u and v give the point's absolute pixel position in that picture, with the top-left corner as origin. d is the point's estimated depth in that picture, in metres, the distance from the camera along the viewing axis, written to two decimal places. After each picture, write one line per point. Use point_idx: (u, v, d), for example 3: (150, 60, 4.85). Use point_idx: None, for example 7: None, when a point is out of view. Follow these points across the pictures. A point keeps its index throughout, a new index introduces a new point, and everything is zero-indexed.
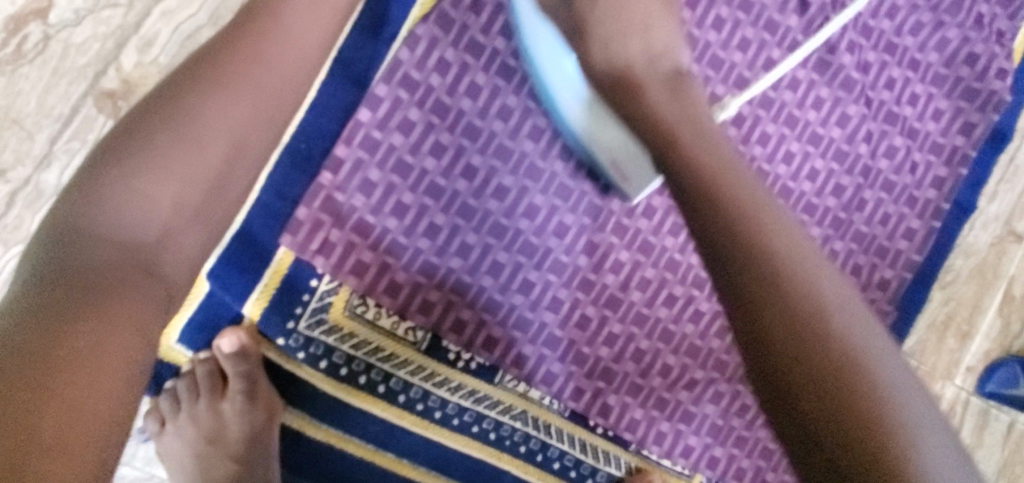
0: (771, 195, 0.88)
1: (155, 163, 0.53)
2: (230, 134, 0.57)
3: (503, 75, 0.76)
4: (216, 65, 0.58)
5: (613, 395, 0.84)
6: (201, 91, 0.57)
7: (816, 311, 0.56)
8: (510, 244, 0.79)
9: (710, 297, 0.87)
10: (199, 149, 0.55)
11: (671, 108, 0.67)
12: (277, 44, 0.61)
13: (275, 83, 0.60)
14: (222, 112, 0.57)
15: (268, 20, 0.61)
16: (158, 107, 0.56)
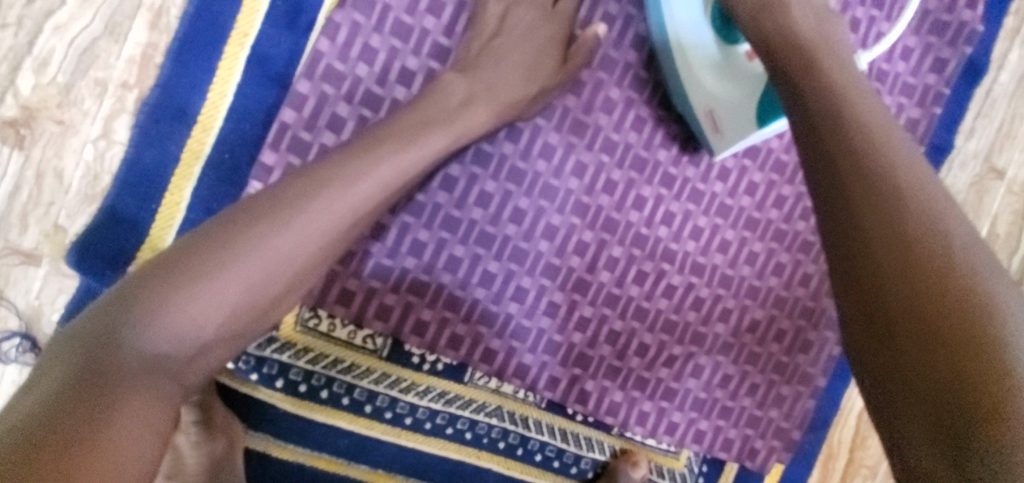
0: (732, 160, 0.83)
1: (253, 265, 0.52)
2: (314, 255, 0.56)
3: (438, 57, 0.71)
4: (355, 166, 0.58)
5: (591, 380, 0.81)
6: (336, 198, 0.56)
7: (932, 216, 0.45)
8: (466, 238, 0.75)
9: (682, 269, 0.83)
10: (285, 266, 0.54)
11: (502, 76, 0.69)
12: (409, 166, 0.61)
13: (390, 191, 0.61)
14: (323, 234, 0.56)
15: (412, 140, 0.62)
16: (289, 202, 0.54)
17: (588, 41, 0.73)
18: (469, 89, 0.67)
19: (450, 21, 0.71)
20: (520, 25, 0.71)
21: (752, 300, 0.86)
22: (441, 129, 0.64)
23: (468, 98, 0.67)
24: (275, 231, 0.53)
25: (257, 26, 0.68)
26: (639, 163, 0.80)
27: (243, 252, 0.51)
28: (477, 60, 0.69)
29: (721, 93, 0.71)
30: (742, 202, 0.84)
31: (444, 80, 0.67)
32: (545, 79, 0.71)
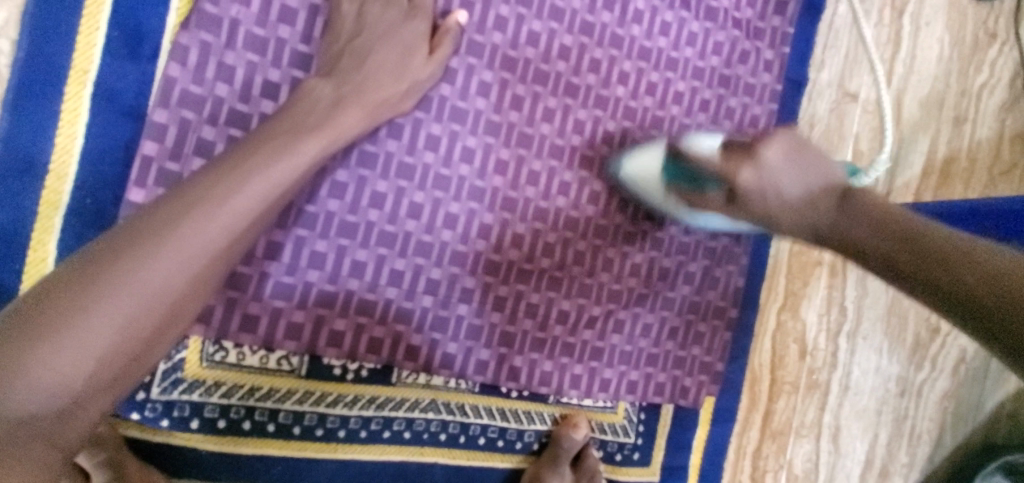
0: (614, 122, 0.87)
1: (120, 304, 0.50)
2: (191, 285, 0.55)
3: (300, 66, 0.70)
4: (220, 187, 0.56)
5: (518, 356, 0.83)
6: (202, 224, 0.54)
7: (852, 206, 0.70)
8: (366, 241, 0.75)
9: (586, 234, 0.86)
10: (160, 300, 0.52)
11: (378, 89, 0.69)
12: (279, 177, 0.59)
13: (260, 205, 0.58)
14: (195, 263, 0.54)
15: (280, 151, 0.60)
16: (150, 235, 0.52)
17: (452, 29, 0.74)
18: (336, 92, 0.66)
19: (306, 27, 0.70)
20: (382, 21, 0.70)
21: (658, 250, 0.91)
22: (311, 135, 0.63)
23: (334, 100, 0.66)
24: (138, 265, 0.51)
25: (97, 62, 0.65)
26: (525, 140, 0.82)
27: (103, 294, 0.49)
28: (340, 61, 0.68)
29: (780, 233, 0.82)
30: None
31: (309, 86, 0.66)
32: (415, 71, 0.71)
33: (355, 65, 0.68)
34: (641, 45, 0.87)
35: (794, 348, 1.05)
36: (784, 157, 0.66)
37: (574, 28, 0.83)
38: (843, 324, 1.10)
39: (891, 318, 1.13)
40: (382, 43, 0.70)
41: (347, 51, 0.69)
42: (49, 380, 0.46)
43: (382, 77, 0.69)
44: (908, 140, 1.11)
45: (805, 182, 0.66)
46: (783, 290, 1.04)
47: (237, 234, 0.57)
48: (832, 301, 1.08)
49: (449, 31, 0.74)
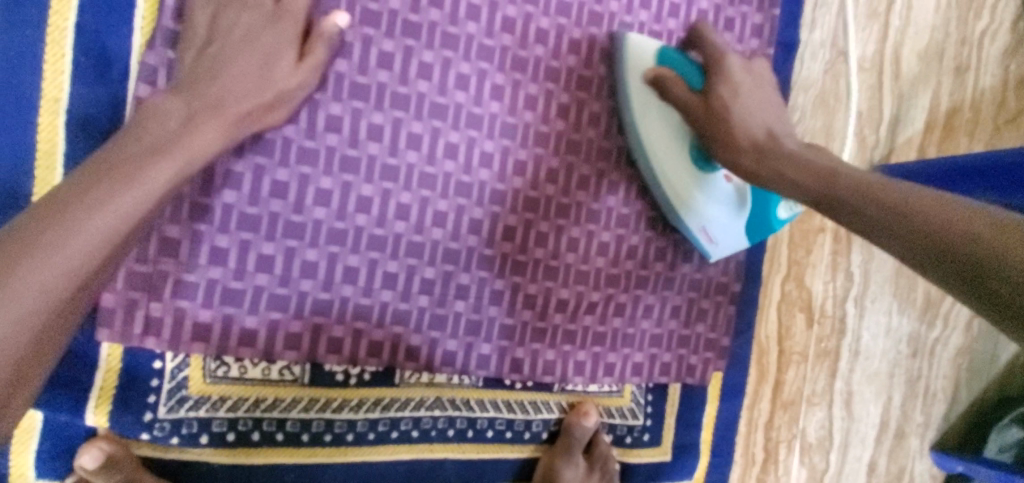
0: (599, 104, 0.85)
1: (7, 308, 0.47)
2: (59, 303, 0.51)
3: None
4: (90, 198, 0.53)
5: (520, 347, 0.83)
6: (69, 236, 0.51)
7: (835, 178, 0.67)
8: (356, 246, 0.75)
9: (579, 220, 0.86)
10: (30, 319, 0.49)
11: (255, 88, 0.64)
12: (163, 170, 0.57)
13: (150, 200, 0.56)
14: (59, 281, 0.50)
15: (154, 157, 0.57)
16: (26, 242, 0.50)
17: (332, 32, 0.68)
18: (188, 108, 0.61)
19: None
20: (237, 26, 0.64)
21: (654, 231, 0.90)
22: (201, 126, 0.60)
23: (185, 113, 0.60)
24: (1, 279, 0.48)
25: (67, 89, 0.64)
26: (509, 130, 0.81)
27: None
28: (221, 56, 0.63)
29: (705, 214, 0.85)
30: (619, 142, 0.87)
31: (155, 104, 0.60)
32: (283, 79, 0.65)
33: (212, 69, 0.62)
34: (622, 22, 0.85)
35: (801, 318, 1.04)
36: (746, 73, 0.81)
37: (551, 10, 0.81)
38: (851, 288, 1.08)
39: (900, 279, 1.11)
40: (228, 50, 0.63)
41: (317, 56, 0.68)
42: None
43: (253, 77, 0.64)
44: (908, 94, 1.07)
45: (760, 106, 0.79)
46: (786, 261, 1.02)
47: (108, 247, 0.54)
48: (838, 267, 1.06)
49: (324, 36, 0.67)
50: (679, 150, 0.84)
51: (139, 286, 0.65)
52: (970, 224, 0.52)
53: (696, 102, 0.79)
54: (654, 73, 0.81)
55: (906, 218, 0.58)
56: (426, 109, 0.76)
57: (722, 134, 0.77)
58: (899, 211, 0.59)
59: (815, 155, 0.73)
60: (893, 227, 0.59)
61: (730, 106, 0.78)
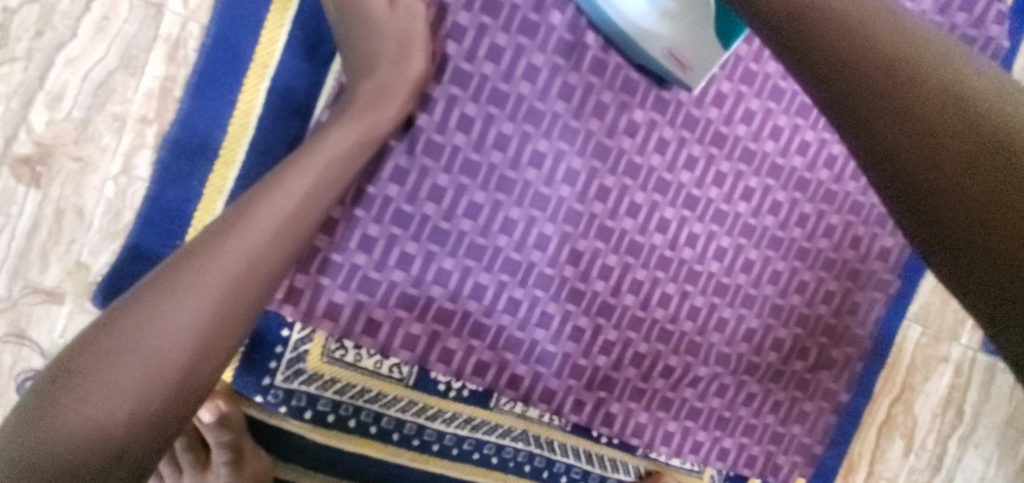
0: (756, 179, 0.82)
1: (203, 280, 0.53)
2: (243, 272, 0.55)
3: (458, 84, 0.71)
4: (259, 190, 0.58)
5: (616, 403, 0.81)
6: (245, 220, 0.56)
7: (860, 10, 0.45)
8: (490, 265, 0.74)
9: (705, 290, 0.83)
10: (220, 284, 0.53)
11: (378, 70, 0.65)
12: (335, 142, 0.61)
13: (322, 172, 0.60)
14: (240, 259, 0.55)
15: (314, 145, 0.61)
16: (221, 225, 0.56)
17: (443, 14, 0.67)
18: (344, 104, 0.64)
19: (471, 46, 0.71)
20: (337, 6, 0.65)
21: (776, 319, 0.86)
22: (369, 108, 0.64)
23: (346, 112, 0.63)
24: (188, 266, 0.53)
25: (277, 58, 0.67)
26: (663, 186, 0.79)
27: (164, 298, 0.51)
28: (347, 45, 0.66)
29: (669, 28, 0.67)
30: (766, 222, 0.84)
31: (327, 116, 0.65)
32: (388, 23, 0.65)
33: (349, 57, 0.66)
34: (802, 101, 0.82)
35: (899, 444, 0.97)
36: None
37: (734, 76, 0.79)
38: (958, 426, 1.01)
39: (1012, 430, 1.03)
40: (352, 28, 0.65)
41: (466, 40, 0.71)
42: (56, 430, 0.46)
43: (382, 63, 0.65)
44: None
45: None
46: (900, 382, 0.95)
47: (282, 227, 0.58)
48: (950, 401, 0.99)
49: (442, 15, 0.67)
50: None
51: None
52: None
53: None
54: None
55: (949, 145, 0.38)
56: (591, 149, 0.76)
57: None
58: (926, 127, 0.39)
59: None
60: (912, 127, 0.39)
61: None
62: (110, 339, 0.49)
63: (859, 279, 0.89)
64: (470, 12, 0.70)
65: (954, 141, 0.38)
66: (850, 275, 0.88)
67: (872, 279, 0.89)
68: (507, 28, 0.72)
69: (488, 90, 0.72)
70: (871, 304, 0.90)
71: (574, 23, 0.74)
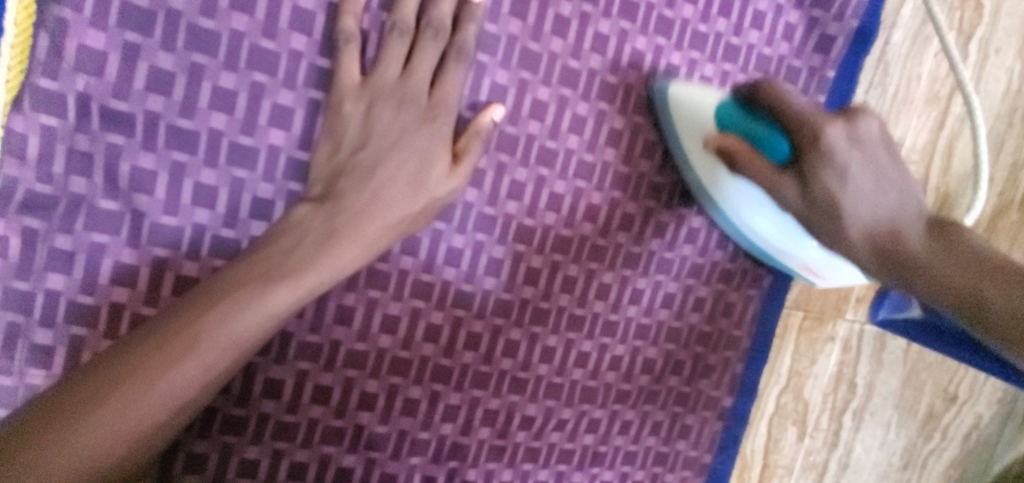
0: (600, 194, 0.71)
1: (83, 433, 0.47)
2: (132, 424, 0.48)
3: (183, 147, 0.54)
4: (201, 324, 0.50)
5: (472, 468, 0.72)
6: (169, 370, 0.49)
7: (852, 213, 0.59)
8: (283, 356, 0.61)
9: (557, 328, 0.73)
10: (91, 443, 0.47)
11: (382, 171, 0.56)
12: (286, 301, 0.53)
13: (231, 327, 0.51)
14: (155, 417, 0.49)
15: (280, 280, 0.53)
16: (158, 347, 0.49)
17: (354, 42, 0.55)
18: (306, 239, 0.54)
19: (188, 97, 0.53)
20: (392, 128, 0.56)
21: (643, 340, 0.78)
22: (286, 281, 0.53)
23: (326, 233, 0.54)
24: (98, 412, 0.47)
25: None
26: (486, 223, 0.66)
27: (74, 446, 0.46)
28: (371, 159, 0.56)
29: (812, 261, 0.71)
30: (617, 239, 0.72)
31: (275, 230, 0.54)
32: (432, 185, 0.58)
33: (349, 171, 0.55)
34: (639, 96, 0.70)
35: (791, 431, 0.94)
36: (852, 147, 0.58)
37: (553, 79, 0.65)
38: (851, 400, 0.98)
39: (905, 391, 1.02)
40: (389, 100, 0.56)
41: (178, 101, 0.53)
42: None
43: (361, 177, 0.56)
44: (954, 193, 0.94)
45: (867, 168, 0.59)
46: (787, 370, 0.91)
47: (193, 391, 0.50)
48: (841, 378, 0.95)
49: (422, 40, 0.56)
50: (798, 243, 0.70)
51: (4, 402, 0.53)
52: (1007, 299, 0.54)
53: (791, 185, 0.60)
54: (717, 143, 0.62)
55: (985, 309, 0.55)
56: None
57: (815, 161, 0.58)
58: (984, 301, 0.55)
59: (855, 174, 0.58)
60: (938, 283, 0.57)
61: (826, 137, 0.57)
62: None
63: (731, 278, 0.81)
64: (174, 52, 0.52)
65: (981, 295, 0.55)
66: (720, 277, 0.80)
67: (745, 276, 0.81)
68: (234, 66, 0.54)
69: (225, 147, 0.55)
70: (746, 302, 0.83)
71: (332, 47, 0.56)
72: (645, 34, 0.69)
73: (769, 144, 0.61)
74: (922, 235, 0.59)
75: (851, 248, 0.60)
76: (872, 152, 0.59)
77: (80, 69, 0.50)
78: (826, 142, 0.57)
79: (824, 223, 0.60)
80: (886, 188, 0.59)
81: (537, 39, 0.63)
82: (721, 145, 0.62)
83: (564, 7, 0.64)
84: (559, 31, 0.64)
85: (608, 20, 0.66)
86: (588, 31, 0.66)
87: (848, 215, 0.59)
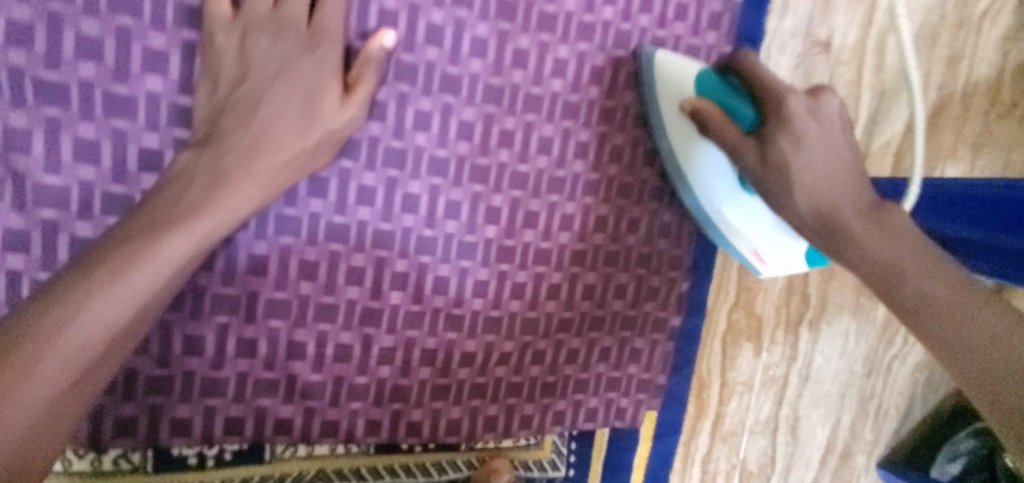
0: (513, 119, 0.69)
1: None
2: (44, 388, 0.45)
3: (53, 102, 0.52)
4: (95, 277, 0.48)
5: (417, 409, 0.72)
6: (67, 326, 0.46)
7: (886, 262, 0.61)
8: (200, 310, 0.61)
9: (487, 260, 0.72)
10: (1, 409, 0.43)
11: (265, 110, 0.55)
12: (183, 246, 0.51)
13: (131, 280, 0.49)
14: (60, 377, 0.46)
15: (174, 225, 0.51)
16: (59, 305, 0.47)
17: None
18: (205, 173, 0.53)
19: (51, 48, 0.52)
20: (272, 59, 0.55)
21: (580, 266, 0.77)
22: (181, 225, 0.52)
23: (213, 177, 0.54)
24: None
25: None
26: (395, 158, 0.65)
27: None
28: (251, 95, 0.55)
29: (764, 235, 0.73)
30: (538, 164, 0.71)
31: (161, 180, 0.53)
32: (325, 115, 0.56)
33: (231, 107, 0.55)
34: (542, 13, 0.68)
35: (747, 347, 0.95)
36: (799, 154, 0.64)
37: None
38: (806, 311, 0.98)
39: (861, 298, 1.01)
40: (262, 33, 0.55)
41: (42, 54, 0.51)
42: None
43: (242, 110, 0.55)
44: (891, 91, 0.90)
45: (819, 165, 0.64)
46: (735, 286, 0.91)
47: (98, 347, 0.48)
48: (792, 290, 0.95)
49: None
50: (732, 196, 0.71)
51: None
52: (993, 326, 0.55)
53: (750, 144, 0.65)
54: (694, 106, 0.68)
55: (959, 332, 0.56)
56: None
57: (850, 230, 0.62)
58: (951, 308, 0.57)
59: (869, 241, 0.61)
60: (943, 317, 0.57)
61: (786, 158, 0.64)
62: None
63: (665, 197, 0.79)
64: None
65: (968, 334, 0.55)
66: (653, 196, 0.78)
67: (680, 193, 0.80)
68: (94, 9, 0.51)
69: (99, 98, 0.53)
70: (682, 220, 0.81)
71: None
72: None
73: (735, 113, 0.68)
74: (912, 291, 0.59)
75: (857, 265, 0.62)
76: (815, 152, 0.64)
77: None
78: (777, 161, 0.64)
79: (835, 243, 0.63)
80: (846, 185, 0.64)
81: None
82: (698, 107, 0.67)
83: None
84: None
85: None
86: None
87: (859, 254, 0.62)
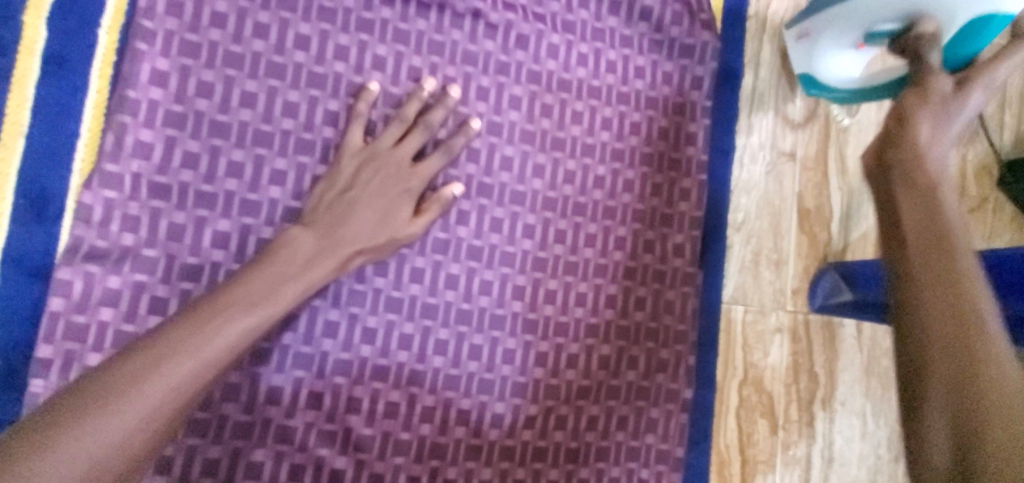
0: (533, 216, 0.87)
1: (165, 370, 0.59)
2: (199, 369, 0.61)
3: (203, 205, 0.73)
4: (243, 294, 0.66)
5: (452, 467, 0.81)
6: (210, 337, 0.62)
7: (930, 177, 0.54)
8: (281, 366, 0.75)
9: (513, 331, 0.85)
10: (173, 380, 0.59)
11: (365, 216, 0.74)
12: (300, 284, 0.70)
13: (265, 299, 0.67)
14: (208, 362, 0.61)
15: (293, 267, 0.70)
16: (216, 309, 0.64)
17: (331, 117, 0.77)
18: (315, 243, 0.73)
19: (209, 168, 0.73)
20: (372, 182, 0.76)
21: (594, 338, 0.89)
22: (300, 270, 0.71)
23: (320, 244, 0.73)
24: (115, 400, 0.55)
25: (5, 227, 0.68)
26: (440, 246, 0.82)
27: (159, 379, 0.58)
28: (354, 201, 0.75)
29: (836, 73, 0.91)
30: (554, 251, 0.88)
31: (289, 236, 0.72)
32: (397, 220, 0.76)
33: (339, 213, 0.74)
34: (554, 137, 0.89)
35: (762, 424, 1.00)
36: (950, 114, 0.60)
37: (481, 130, 0.85)
38: (818, 389, 1.04)
39: (871, 379, 1.06)
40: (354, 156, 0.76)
41: (199, 174, 0.73)
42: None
43: (343, 210, 0.74)
44: (859, 190, 1.06)
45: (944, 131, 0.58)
46: (742, 363, 0.99)
47: (223, 356, 0.63)
48: (799, 368, 1.02)
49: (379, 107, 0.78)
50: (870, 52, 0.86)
51: None
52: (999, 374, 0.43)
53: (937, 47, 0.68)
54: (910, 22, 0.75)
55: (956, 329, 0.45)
56: None
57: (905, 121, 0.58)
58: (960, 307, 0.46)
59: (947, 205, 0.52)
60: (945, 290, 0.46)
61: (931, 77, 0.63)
62: (64, 416, 0.54)
63: (665, 278, 0.93)
64: (198, 139, 0.73)
65: (939, 341, 0.45)
66: (654, 277, 0.92)
67: (678, 275, 0.93)
68: (241, 144, 0.74)
69: (235, 204, 0.74)
70: (685, 299, 0.93)
71: (309, 125, 0.77)
72: (551, 91, 0.89)
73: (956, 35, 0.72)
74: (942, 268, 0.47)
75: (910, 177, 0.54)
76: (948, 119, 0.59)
77: (133, 156, 0.71)
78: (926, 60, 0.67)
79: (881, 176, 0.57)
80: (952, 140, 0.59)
81: (464, 103, 0.84)
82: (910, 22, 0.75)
83: (485, 79, 0.85)
84: (481, 97, 0.85)
85: (518, 85, 0.87)
86: (503, 94, 0.86)
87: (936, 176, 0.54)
